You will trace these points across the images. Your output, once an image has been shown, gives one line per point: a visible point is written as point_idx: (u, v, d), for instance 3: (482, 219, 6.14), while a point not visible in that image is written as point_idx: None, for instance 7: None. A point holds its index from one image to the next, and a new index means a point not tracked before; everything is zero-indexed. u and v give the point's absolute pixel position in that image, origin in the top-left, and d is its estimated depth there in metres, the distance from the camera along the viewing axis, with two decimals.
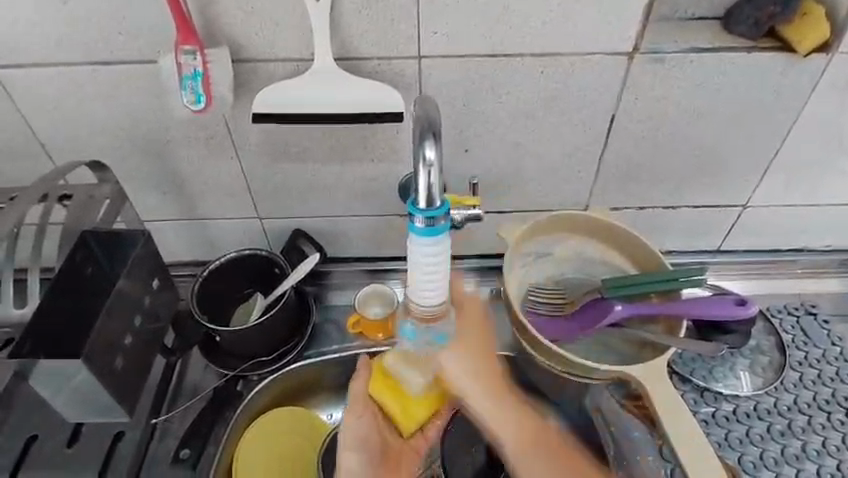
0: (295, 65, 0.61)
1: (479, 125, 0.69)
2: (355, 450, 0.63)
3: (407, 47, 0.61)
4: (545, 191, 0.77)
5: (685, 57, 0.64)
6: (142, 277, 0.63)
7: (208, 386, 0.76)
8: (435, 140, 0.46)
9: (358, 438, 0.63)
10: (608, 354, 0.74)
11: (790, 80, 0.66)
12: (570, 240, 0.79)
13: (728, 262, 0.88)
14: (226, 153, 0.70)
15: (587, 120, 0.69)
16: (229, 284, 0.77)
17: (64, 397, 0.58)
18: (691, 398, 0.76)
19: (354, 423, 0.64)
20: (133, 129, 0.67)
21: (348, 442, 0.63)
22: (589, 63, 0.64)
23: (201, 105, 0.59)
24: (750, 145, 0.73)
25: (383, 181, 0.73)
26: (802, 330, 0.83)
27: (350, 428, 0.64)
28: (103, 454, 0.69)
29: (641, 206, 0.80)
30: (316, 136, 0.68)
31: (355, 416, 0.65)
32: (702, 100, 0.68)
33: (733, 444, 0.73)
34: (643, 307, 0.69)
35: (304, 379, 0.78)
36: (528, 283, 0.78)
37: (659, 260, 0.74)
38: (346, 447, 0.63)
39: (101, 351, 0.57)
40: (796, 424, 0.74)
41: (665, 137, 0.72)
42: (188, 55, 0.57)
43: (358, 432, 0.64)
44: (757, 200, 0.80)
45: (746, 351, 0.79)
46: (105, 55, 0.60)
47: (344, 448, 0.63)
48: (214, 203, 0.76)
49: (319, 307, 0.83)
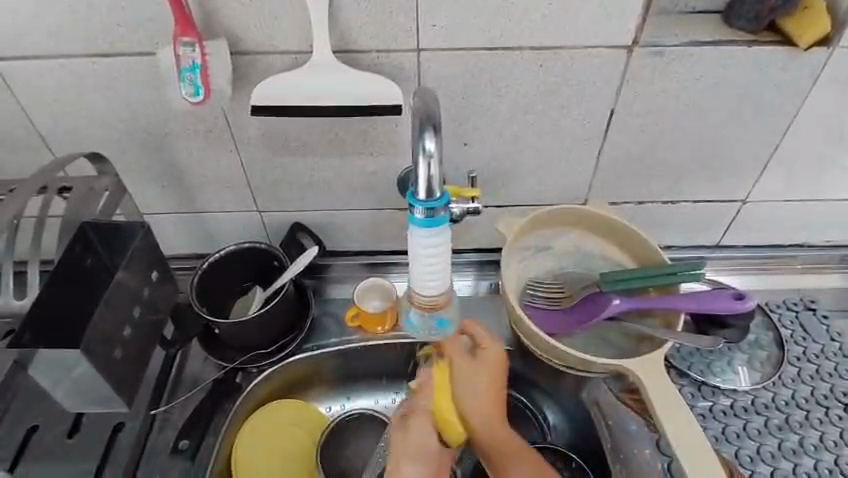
0: (294, 57, 0.61)
1: (478, 119, 0.69)
2: (417, 462, 0.61)
3: (406, 40, 0.61)
4: (544, 185, 0.77)
5: (685, 51, 0.63)
6: (142, 268, 0.63)
7: (209, 376, 0.76)
8: (435, 131, 0.46)
9: (423, 452, 0.61)
10: (606, 348, 0.74)
11: (790, 74, 0.66)
12: (569, 235, 0.80)
13: (727, 257, 0.88)
14: (225, 146, 0.70)
15: (586, 114, 0.69)
16: (228, 277, 0.77)
17: (64, 388, 0.58)
18: (689, 392, 0.76)
19: (419, 435, 0.62)
20: (133, 121, 0.67)
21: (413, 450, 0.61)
22: (588, 56, 0.64)
23: (199, 96, 0.59)
24: (750, 139, 0.73)
25: (382, 174, 0.73)
26: (800, 325, 0.83)
27: (415, 439, 0.61)
28: (104, 444, 0.71)
29: (640, 200, 0.80)
30: (315, 129, 0.68)
31: (422, 428, 0.62)
32: (702, 94, 0.68)
33: (730, 438, 0.73)
34: (642, 301, 0.70)
35: (303, 371, 0.79)
36: (526, 278, 0.78)
37: (659, 255, 0.75)
38: (409, 459, 0.61)
39: (100, 342, 0.57)
40: (794, 419, 0.74)
41: (664, 132, 0.72)
42: (186, 46, 0.57)
43: (421, 444, 0.61)
44: (757, 195, 0.80)
45: (745, 345, 0.79)
46: (105, 47, 0.60)
47: (404, 459, 0.61)
48: (213, 196, 0.76)
49: (318, 300, 0.83)
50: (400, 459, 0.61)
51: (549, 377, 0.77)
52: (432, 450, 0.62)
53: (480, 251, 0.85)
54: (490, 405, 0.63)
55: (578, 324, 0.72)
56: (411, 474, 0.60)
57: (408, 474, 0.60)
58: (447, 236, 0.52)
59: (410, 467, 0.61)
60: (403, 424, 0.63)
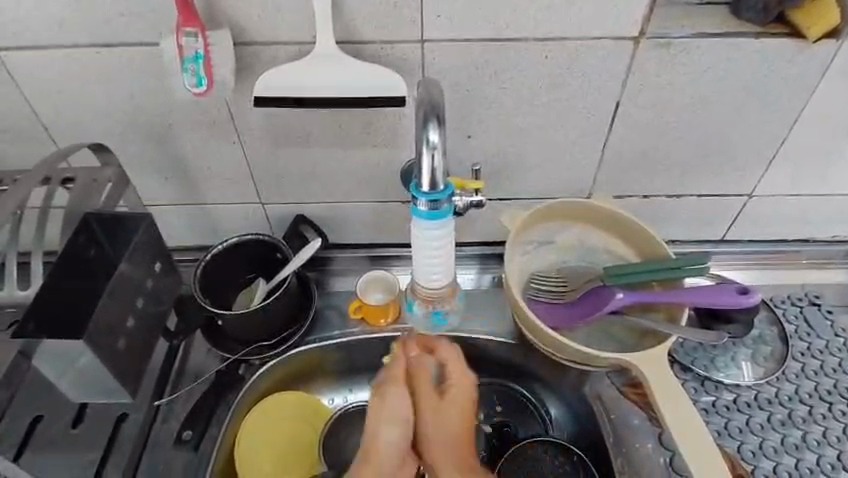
0: (298, 48, 0.61)
1: (482, 112, 0.68)
2: (392, 426, 0.66)
3: (410, 31, 0.61)
4: (548, 178, 0.76)
5: (692, 43, 0.63)
6: (145, 260, 0.63)
7: (212, 368, 0.76)
8: (440, 122, 0.45)
9: (396, 423, 0.66)
10: (609, 342, 0.73)
11: (797, 67, 0.65)
12: (572, 229, 0.79)
13: (732, 252, 0.88)
14: (229, 138, 0.69)
15: (592, 106, 0.68)
16: (232, 269, 0.77)
17: (69, 379, 0.59)
18: (691, 387, 0.76)
19: (395, 405, 0.66)
20: (136, 112, 0.67)
21: (384, 416, 0.66)
22: (595, 48, 0.63)
23: (202, 87, 0.59)
24: (756, 133, 0.72)
25: (386, 167, 0.73)
26: (805, 320, 0.82)
27: (388, 407, 0.66)
28: (108, 435, 0.71)
29: (646, 194, 0.80)
30: (319, 121, 0.68)
31: (397, 400, 0.66)
32: (708, 87, 0.67)
33: (733, 433, 0.73)
34: (645, 296, 0.69)
35: (305, 363, 0.79)
36: (529, 272, 0.77)
37: (663, 247, 0.74)
38: (385, 423, 0.66)
39: (103, 332, 0.57)
40: (797, 414, 0.74)
41: (670, 125, 0.71)
42: (189, 37, 0.57)
43: (396, 414, 0.66)
44: (762, 190, 0.80)
45: (748, 341, 0.79)
46: (108, 37, 0.60)
47: (382, 423, 0.66)
48: (217, 188, 0.76)
49: (321, 293, 0.83)
50: (379, 423, 0.66)
51: (552, 371, 0.77)
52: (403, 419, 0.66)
53: (484, 245, 0.85)
54: (448, 426, 0.67)
55: (580, 319, 0.72)
56: (385, 438, 0.65)
57: (382, 436, 0.65)
58: (451, 228, 0.51)
59: (387, 433, 0.66)
60: (381, 394, 0.67)
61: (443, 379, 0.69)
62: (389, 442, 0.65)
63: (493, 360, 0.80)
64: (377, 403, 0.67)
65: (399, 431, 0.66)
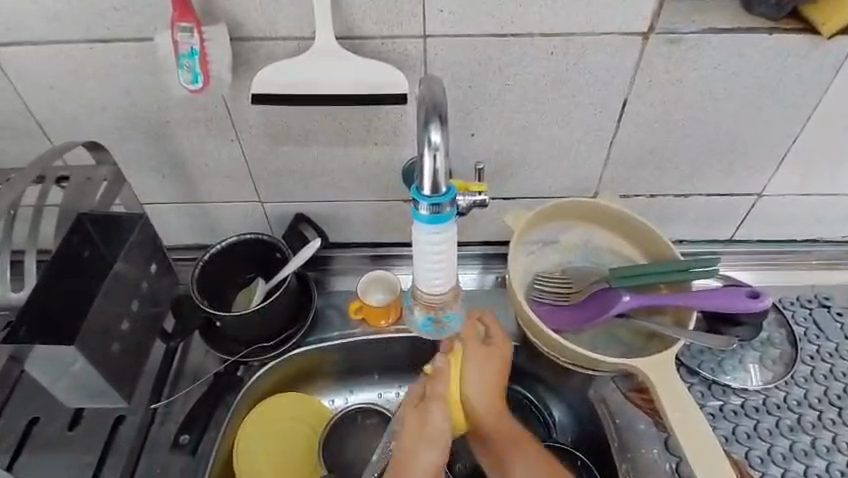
0: (296, 44, 0.59)
1: (485, 109, 0.67)
2: (433, 446, 0.61)
3: (412, 26, 0.59)
4: (553, 176, 0.75)
5: (703, 39, 0.61)
6: (140, 260, 0.62)
7: (210, 370, 0.76)
8: (441, 122, 0.43)
9: (438, 438, 0.61)
10: (616, 345, 0.72)
11: (811, 63, 0.63)
12: (576, 229, 0.78)
13: (740, 252, 0.86)
14: (226, 135, 0.68)
15: (599, 103, 0.67)
16: (230, 269, 0.76)
17: (64, 383, 0.58)
18: (698, 391, 0.75)
19: (437, 420, 0.62)
20: (132, 109, 0.65)
21: (421, 432, 0.61)
22: (602, 44, 0.61)
23: (198, 84, 0.57)
24: (767, 132, 0.71)
25: (387, 165, 0.71)
26: (815, 322, 0.81)
27: (433, 422, 0.62)
28: (105, 437, 0.70)
29: (652, 193, 0.78)
30: (317, 118, 0.66)
31: (440, 414, 0.62)
32: (718, 84, 0.65)
33: (740, 438, 0.71)
34: (652, 298, 0.68)
35: (305, 364, 0.77)
36: (532, 272, 0.76)
37: (665, 243, 0.73)
38: (426, 442, 0.61)
39: (96, 335, 0.56)
40: (806, 419, 0.73)
41: (678, 123, 0.69)
42: (184, 32, 0.55)
43: (440, 429, 0.61)
44: (772, 189, 0.78)
45: (756, 343, 0.77)
46: (102, 32, 0.58)
47: (420, 443, 0.61)
48: (215, 186, 0.74)
49: (322, 293, 0.82)
50: (417, 440, 0.61)
51: (555, 373, 0.76)
52: (445, 436, 0.61)
53: (487, 244, 0.83)
54: (497, 405, 0.64)
55: (586, 322, 0.70)
56: (425, 458, 0.60)
57: (419, 456, 0.60)
58: (453, 232, 0.48)
59: (425, 454, 0.60)
60: (424, 407, 0.62)
61: (488, 342, 0.67)
62: (424, 462, 0.60)
63: None
64: (418, 417, 0.62)
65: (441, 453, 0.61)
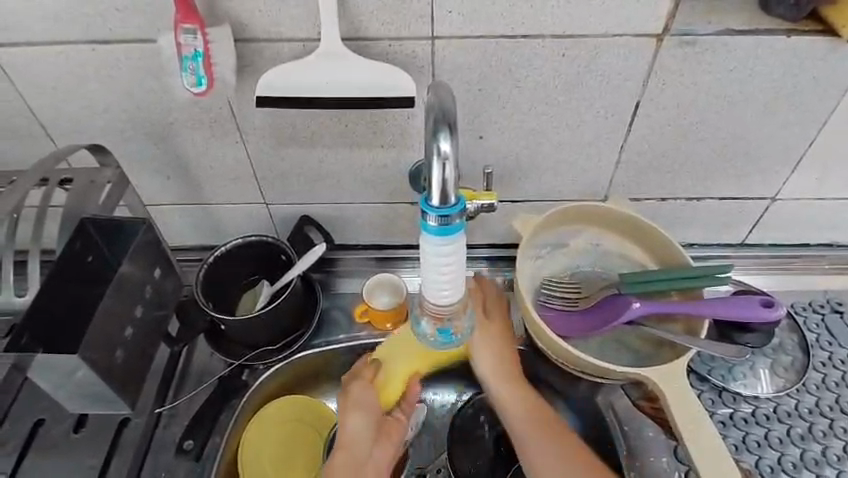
0: (302, 45, 0.58)
1: (494, 111, 0.65)
2: (363, 413, 0.65)
3: (420, 28, 0.58)
4: (562, 179, 0.73)
5: (719, 40, 0.59)
6: (145, 265, 0.61)
7: (215, 373, 0.75)
8: (452, 132, 0.41)
9: (369, 407, 0.66)
10: (625, 351, 0.71)
11: (830, 66, 0.62)
12: (584, 232, 0.76)
13: (752, 256, 0.84)
14: (230, 137, 0.67)
15: (610, 106, 0.65)
16: (235, 271, 0.75)
17: (67, 390, 0.57)
18: (708, 398, 0.73)
19: (362, 393, 0.66)
20: (135, 111, 0.65)
21: (350, 402, 0.65)
22: (614, 45, 0.60)
23: (202, 87, 0.56)
24: (783, 134, 0.69)
25: (394, 168, 0.70)
26: (827, 329, 0.79)
27: (359, 393, 0.66)
28: (110, 439, 0.70)
29: (664, 197, 0.77)
30: (323, 121, 0.65)
31: (366, 389, 0.67)
32: (734, 87, 0.64)
33: (750, 447, 0.70)
34: (664, 306, 0.66)
35: (310, 366, 0.77)
36: (540, 277, 0.74)
37: (674, 246, 0.71)
38: (356, 409, 0.65)
39: (100, 346, 0.56)
40: (817, 428, 0.71)
41: (692, 126, 0.68)
42: (188, 34, 0.54)
43: (368, 399, 0.66)
44: (787, 193, 0.76)
45: (768, 349, 0.76)
46: (104, 33, 0.57)
47: (348, 415, 0.65)
48: (220, 187, 0.73)
49: (327, 295, 0.81)
50: (345, 414, 0.65)
51: (563, 379, 0.75)
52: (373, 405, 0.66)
53: (494, 247, 0.82)
54: (504, 373, 0.68)
55: (595, 330, 0.69)
56: (355, 423, 0.64)
57: (349, 424, 0.64)
58: (464, 243, 0.45)
59: (352, 421, 0.64)
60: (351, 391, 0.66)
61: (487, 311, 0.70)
62: (356, 426, 0.64)
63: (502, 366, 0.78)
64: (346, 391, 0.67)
65: (370, 417, 0.65)
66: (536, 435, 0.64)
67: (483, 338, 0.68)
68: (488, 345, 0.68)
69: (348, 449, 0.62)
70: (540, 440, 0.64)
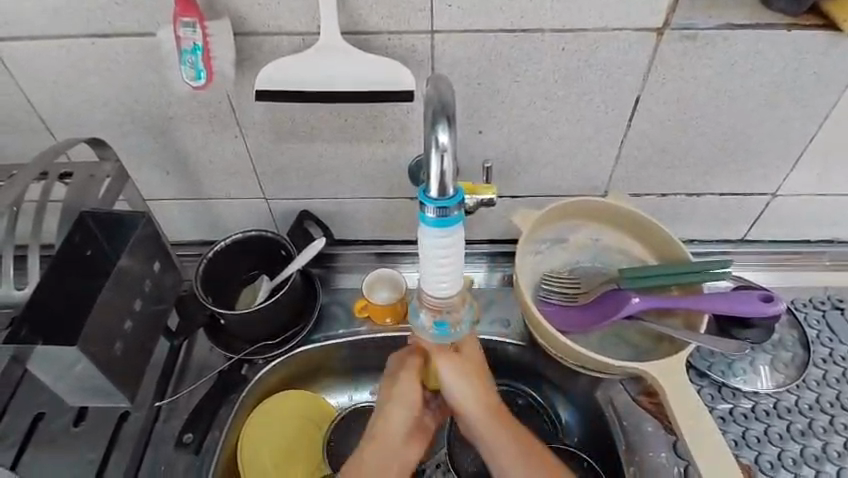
0: (301, 39, 0.58)
1: (494, 106, 0.65)
2: (404, 408, 0.61)
3: (419, 21, 0.58)
4: (562, 174, 0.73)
5: (718, 34, 0.59)
6: (144, 258, 0.61)
7: (215, 367, 0.75)
8: (450, 124, 0.41)
9: (409, 402, 0.61)
10: (625, 346, 0.70)
11: (831, 60, 0.61)
12: (584, 228, 0.76)
13: (752, 252, 0.84)
14: (230, 131, 0.67)
15: (610, 101, 0.65)
16: (234, 266, 0.75)
17: (67, 383, 0.57)
18: (708, 394, 0.73)
19: (407, 386, 0.61)
20: (135, 105, 0.65)
21: (391, 398, 0.61)
22: (614, 39, 0.59)
23: (201, 81, 0.56)
24: (783, 129, 0.69)
25: (394, 163, 0.70)
26: (827, 325, 0.79)
27: (403, 387, 0.61)
28: (110, 433, 0.70)
29: (664, 192, 0.76)
30: (322, 115, 0.65)
31: (410, 382, 0.61)
32: (734, 81, 0.63)
33: (750, 443, 0.70)
34: (664, 301, 0.66)
35: (310, 361, 0.77)
36: (540, 272, 0.74)
37: (674, 241, 0.71)
38: (397, 404, 0.61)
39: (99, 338, 0.56)
40: (817, 424, 0.71)
41: (692, 121, 0.67)
42: (187, 27, 0.54)
43: (408, 393, 0.61)
44: (787, 188, 0.76)
45: (768, 345, 0.76)
46: (104, 27, 0.57)
47: (392, 406, 0.61)
48: (219, 182, 0.73)
49: (326, 290, 0.81)
50: (388, 405, 0.61)
51: (563, 375, 0.75)
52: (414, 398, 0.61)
53: (494, 242, 0.82)
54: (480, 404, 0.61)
55: (595, 324, 0.69)
56: (396, 416, 0.61)
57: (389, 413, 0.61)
58: (462, 235, 0.45)
59: (395, 414, 0.61)
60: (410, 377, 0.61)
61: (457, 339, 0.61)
62: (398, 420, 0.61)
63: (501, 361, 0.78)
64: (389, 382, 0.62)
65: (410, 413, 0.62)
66: (518, 452, 0.60)
67: (452, 371, 0.60)
68: (457, 378, 0.60)
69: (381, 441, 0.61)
70: (523, 461, 0.60)
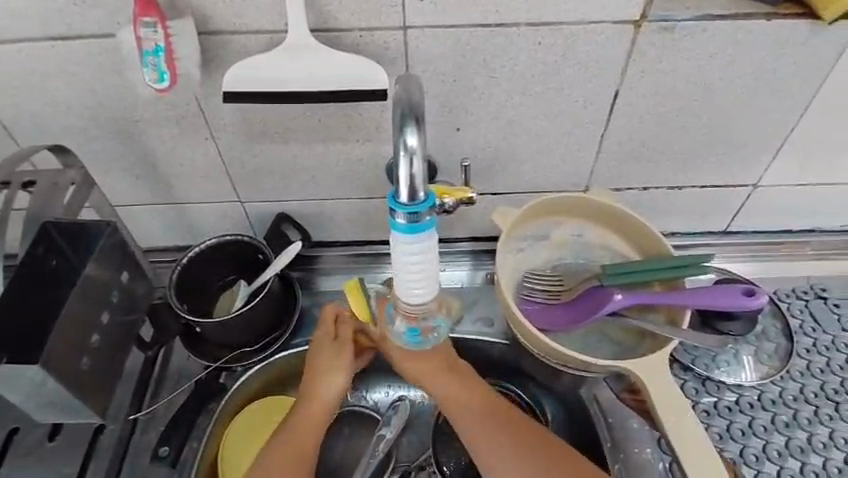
0: (268, 37, 0.56)
1: (470, 102, 0.64)
2: (333, 376, 0.66)
3: (391, 17, 0.56)
4: (542, 171, 0.72)
5: (697, 25, 0.58)
6: (111, 269, 0.60)
7: (192, 375, 0.74)
8: (419, 126, 0.39)
9: (339, 368, 0.66)
10: (607, 343, 0.70)
11: (810, 50, 0.61)
12: (565, 224, 0.75)
13: (735, 243, 0.84)
14: (201, 134, 0.65)
15: (589, 94, 0.64)
16: (210, 272, 0.73)
17: (33, 401, 0.55)
18: (692, 388, 0.73)
19: (338, 352, 0.67)
20: (98, 109, 0.62)
21: (315, 366, 0.66)
22: (591, 33, 0.58)
23: (165, 82, 0.53)
24: (764, 120, 0.68)
25: (370, 163, 0.69)
26: (810, 314, 0.79)
27: (332, 353, 0.67)
28: (86, 447, 0.68)
29: (645, 186, 0.76)
30: (295, 116, 0.63)
31: (340, 352, 0.67)
32: (713, 74, 0.63)
33: (735, 436, 0.70)
34: (646, 297, 0.65)
35: (289, 366, 0.75)
36: (522, 270, 0.73)
37: (655, 236, 0.70)
38: (326, 372, 0.66)
39: (64, 355, 0.54)
40: (802, 415, 0.71)
41: (672, 114, 0.67)
42: (147, 27, 0.51)
43: (337, 362, 0.67)
44: (769, 179, 0.76)
45: (751, 337, 0.75)
46: (63, 30, 0.55)
47: (327, 373, 0.66)
48: (192, 185, 0.71)
49: (306, 293, 0.80)
50: (317, 374, 0.66)
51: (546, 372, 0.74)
52: (342, 364, 0.67)
53: (475, 240, 0.81)
54: (454, 388, 0.64)
55: (578, 321, 0.68)
56: (328, 384, 0.66)
57: (327, 381, 0.66)
58: (435, 239, 0.43)
59: (330, 380, 0.66)
60: (344, 354, 0.67)
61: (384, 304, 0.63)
62: (331, 388, 0.66)
63: (484, 360, 0.77)
64: (321, 352, 0.67)
65: (342, 378, 0.66)
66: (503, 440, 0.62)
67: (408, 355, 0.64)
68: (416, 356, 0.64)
69: (317, 404, 0.65)
70: (510, 451, 0.61)
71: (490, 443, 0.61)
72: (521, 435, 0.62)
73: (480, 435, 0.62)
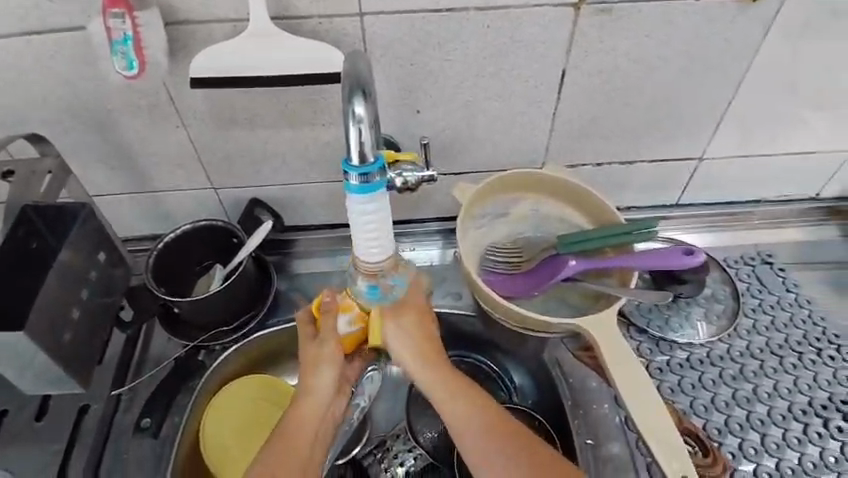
0: (232, 26, 0.60)
1: (428, 86, 0.68)
2: (326, 370, 0.62)
3: (347, 5, 0.60)
4: (499, 150, 0.77)
5: (632, 6, 0.63)
6: (88, 249, 0.64)
7: (172, 355, 0.77)
8: (365, 96, 0.43)
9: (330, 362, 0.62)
10: (565, 308, 0.74)
11: (738, 27, 0.66)
12: (524, 200, 0.79)
13: (686, 214, 0.89)
14: (172, 122, 0.68)
15: (538, 74, 0.68)
16: (186, 257, 0.76)
17: (14, 374, 0.58)
18: (647, 348, 0.78)
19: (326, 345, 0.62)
20: (71, 101, 0.65)
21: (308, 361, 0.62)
22: (535, 15, 0.63)
23: (133, 70, 0.57)
24: (702, 95, 0.73)
25: (336, 145, 0.72)
26: (757, 278, 0.85)
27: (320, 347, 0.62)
28: (71, 425, 0.72)
29: (598, 162, 0.81)
30: (263, 102, 0.67)
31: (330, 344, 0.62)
32: (650, 52, 0.68)
33: (686, 389, 0.75)
34: (597, 262, 0.70)
35: (266, 344, 0.78)
36: (485, 244, 0.77)
37: (606, 206, 0.75)
38: (317, 366, 0.62)
39: (44, 328, 0.57)
40: (748, 369, 0.77)
41: (616, 91, 0.71)
42: (116, 18, 0.55)
43: (327, 355, 0.62)
44: (713, 151, 0.81)
45: (701, 299, 0.81)
46: (35, 24, 0.58)
47: (317, 368, 0.62)
48: (166, 174, 0.74)
49: (282, 275, 0.83)
50: (309, 368, 0.62)
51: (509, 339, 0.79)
52: (334, 358, 0.62)
53: (442, 219, 0.85)
54: (437, 382, 0.61)
55: (537, 287, 0.73)
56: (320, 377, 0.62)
57: (320, 377, 0.62)
58: (386, 200, 0.48)
59: (322, 375, 0.62)
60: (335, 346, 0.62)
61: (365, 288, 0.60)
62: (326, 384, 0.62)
63: (453, 331, 0.81)
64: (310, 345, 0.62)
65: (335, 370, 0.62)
66: (489, 436, 0.58)
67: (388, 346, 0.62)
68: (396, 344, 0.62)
69: (311, 399, 0.61)
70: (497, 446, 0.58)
71: (478, 438, 0.58)
72: (507, 430, 0.59)
73: (466, 430, 0.59)
